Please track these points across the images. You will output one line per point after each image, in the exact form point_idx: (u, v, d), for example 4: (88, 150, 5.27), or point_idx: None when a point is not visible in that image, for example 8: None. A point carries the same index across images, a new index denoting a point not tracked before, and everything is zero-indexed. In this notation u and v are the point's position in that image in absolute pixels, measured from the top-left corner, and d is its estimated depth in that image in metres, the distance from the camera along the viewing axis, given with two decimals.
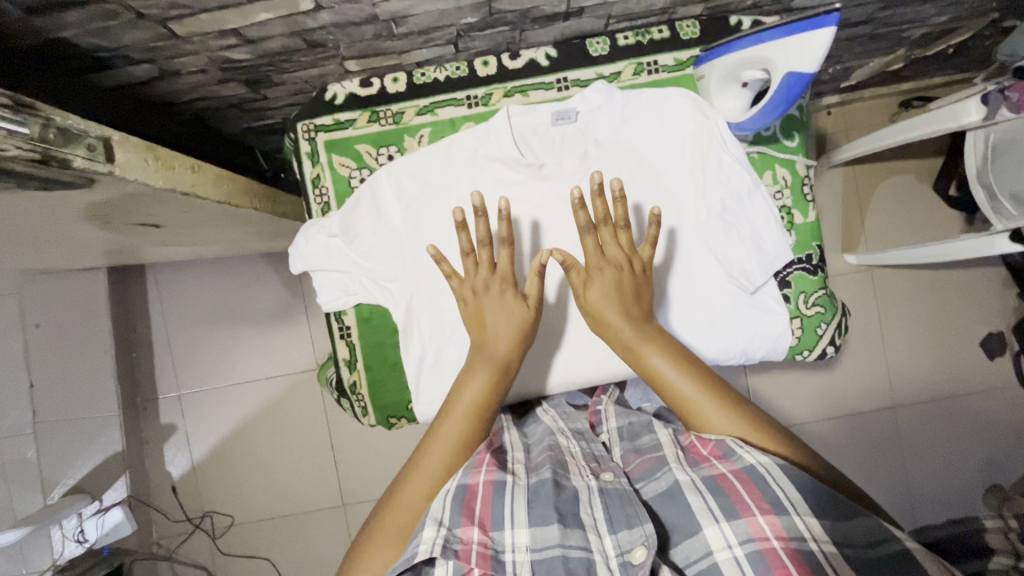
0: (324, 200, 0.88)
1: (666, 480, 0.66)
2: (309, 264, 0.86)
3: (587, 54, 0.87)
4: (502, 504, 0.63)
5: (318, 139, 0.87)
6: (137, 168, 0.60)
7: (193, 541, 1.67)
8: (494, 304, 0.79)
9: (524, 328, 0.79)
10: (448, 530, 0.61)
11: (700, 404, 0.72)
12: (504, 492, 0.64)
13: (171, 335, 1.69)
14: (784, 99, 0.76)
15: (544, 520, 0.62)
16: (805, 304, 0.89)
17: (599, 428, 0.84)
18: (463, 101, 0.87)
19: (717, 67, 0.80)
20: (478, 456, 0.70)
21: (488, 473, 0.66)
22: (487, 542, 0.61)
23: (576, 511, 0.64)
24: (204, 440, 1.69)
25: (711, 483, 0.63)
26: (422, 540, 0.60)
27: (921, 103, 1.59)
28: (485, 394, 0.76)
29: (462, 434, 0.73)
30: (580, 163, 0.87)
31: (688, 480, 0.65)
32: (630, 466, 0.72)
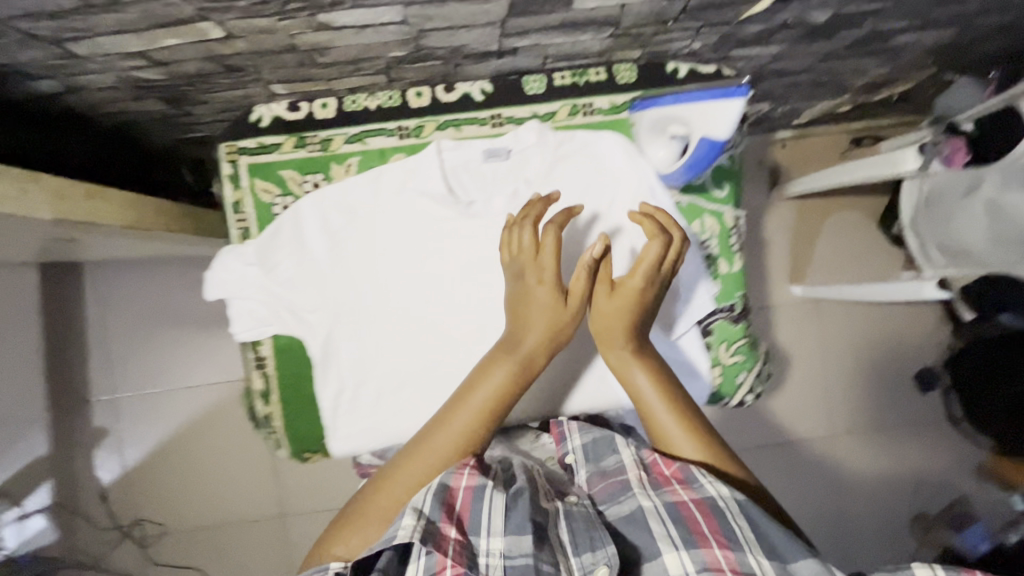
0: (244, 224, 0.85)
1: (630, 505, 0.65)
2: (224, 291, 0.83)
3: (523, 92, 0.86)
4: (479, 510, 0.62)
5: (241, 162, 0.84)
6: (9, 202, 0.56)
7: (122, 550, 1.61)
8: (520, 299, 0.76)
9: (561, 322, 0.75)
10: (426, 522, 0.60)
11: (670, 430, 0.71)
12: (482, 499, 0.63)
13: (108, 336, 1.62)
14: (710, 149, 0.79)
15: (519, 528, 0.61)
16: (726, 352, 0.90)
17: (563, 445, 0.79)
18: (394, 131, 0.85)
19: (647, 116, 0.82)
20: (461, 456, 0.69)
21: (468, 478, 0.65)
22: (462, 542, 0.60)
23: (546, 526, 0.63)
24: (139, 445, 1.63)
25: (673, 510, 0.62)
26: (400, 526, 0.59)
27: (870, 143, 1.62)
28: (507, 386, 0.72)
29: (472, 427, 0.69)
30: (511, 201, 0.86)
31: (651, 506, 0.63)
32: (595, 488, 0.69)
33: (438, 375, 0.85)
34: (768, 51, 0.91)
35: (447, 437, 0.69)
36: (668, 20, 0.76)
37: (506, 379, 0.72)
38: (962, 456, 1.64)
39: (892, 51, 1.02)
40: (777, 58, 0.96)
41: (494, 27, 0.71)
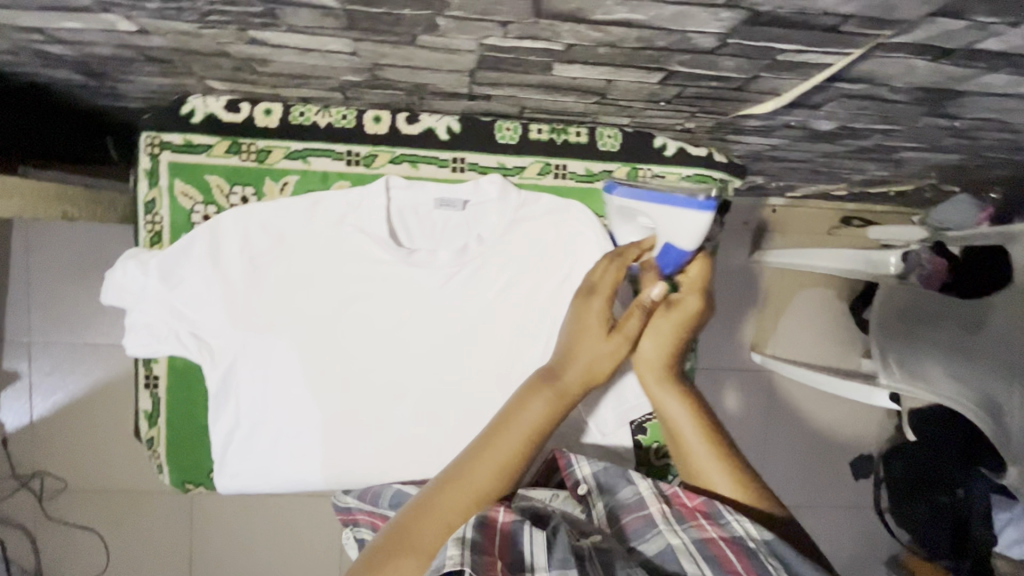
0: (155, 228, 0.76)
1: (658, 544, 0.61)
2: (121, 298, 0.74)
3: (494, 138, 0.78)
4: (518, 544, 0.56)
5: (163, 158, 0.75)
6: None
7: (17, 499, 1.54)
8: (575, 319, 0.69)
9: (613, 355, 0.68)
10: (470, 551, 0.53)
11: (709, 468, 0.67)
12: (522, 532, 0.57)
13: (30, 278, 1.50)
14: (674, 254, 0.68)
15: (562, 563, 0.53)
16: (656, 453, 0.86)
17: (570, 475, 0.73)
18: (342, 155, 0.76)
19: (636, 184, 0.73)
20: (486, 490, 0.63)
21: (507, 512, 0.59)
22: (511, 575, 0.53)
23: (592, 553, 0.56)
24: (49, 396, 1.53)
25: (702, 548, 0.59)
26: (448, 556, 0.52)
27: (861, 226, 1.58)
28: (548, 416, 0.65)
29: (513, 456, 0.63)
30: (458, 256, 0.78)
31: (680, 543, 0.60)
32: (624, 522, 0.66)
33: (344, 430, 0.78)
34: (766, 141, 0.84)
35: (488, 464, 0.62)
36: (662, 100, 0.68)
37: (547, 410, 0.65)
38: (880, 549, 1.65)
39: (895, 161, 0.95)
40: (775, 149, 0.88)
41: (462, 74, 0.63)
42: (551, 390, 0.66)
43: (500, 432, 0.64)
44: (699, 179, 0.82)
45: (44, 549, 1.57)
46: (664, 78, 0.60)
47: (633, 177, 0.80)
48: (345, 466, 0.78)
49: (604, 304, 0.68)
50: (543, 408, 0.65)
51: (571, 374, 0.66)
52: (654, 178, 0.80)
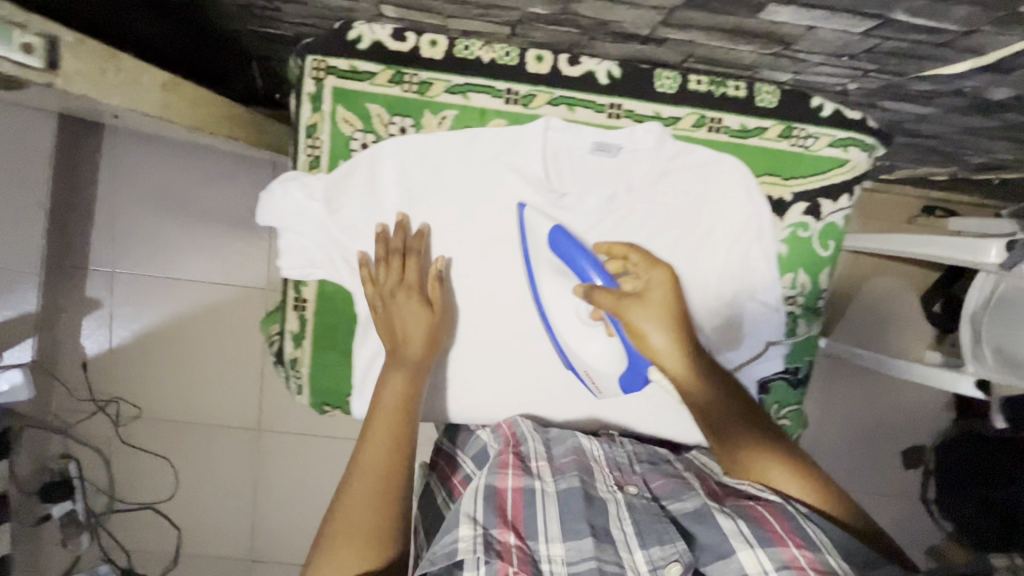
0: (315, 153, 0.76)
1: (695, 502, 0.61)
2: (279, 220, 0.77)
3: (653, 87, 0.77)
4: (532, 511, 0.60)
5: (327, 83, 0.75)
6: (88, 82, 0.49)
7: (93, 423, 1.52)
8: (390, 316, 0.75)
9: (428, 330, 0.75)
10: (483, 531, 0.58)
11: (778, 475, 0.65)
12: (529, 496, 0.61)
13: (117, 206, 1.47)
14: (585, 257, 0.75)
15: (577, 532, 0.58)
16: (776, 413, 0.87)
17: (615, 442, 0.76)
18: (501, 93, 0.76)
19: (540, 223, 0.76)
20: (500, 456, 0.67)
21: (513, 480, 0.63)
22: (523, 548, 0.57)
23: (604, 523, 0.59)
24: (128, 326, 1.50)
25: (743, 513, 0.58)
26: (457, 538, 0.57)
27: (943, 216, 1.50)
28: (399, 395, 0.71)
29: (382, 446, 0.66)
30: (607, 203, 0.79)
31: (718, 506, 0.60)
32: (653, 483, 0.67)
33: (480, 364, 0.81)
34: (916, 111, 0.82)
35: (365, 462, 0.65)
36: (845, 56, 0.67)
37: (399, 390, 0.71)
38: None
39: None
40: (920, 120, 0.86)
41: (658, 13, 0.62)
42: (400, 362, 0.74)
43: (371, 431, 0.68)
44: (852, 144, 0.80)
45: (115, 474, 1.53)
46: (873, 28, 0.59)
47: (787, 136, 0.79)
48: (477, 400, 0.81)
49: (407, 284, 0.76)
50: (400, 376, 0.72)
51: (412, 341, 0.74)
52: (807, 139, 0.79)
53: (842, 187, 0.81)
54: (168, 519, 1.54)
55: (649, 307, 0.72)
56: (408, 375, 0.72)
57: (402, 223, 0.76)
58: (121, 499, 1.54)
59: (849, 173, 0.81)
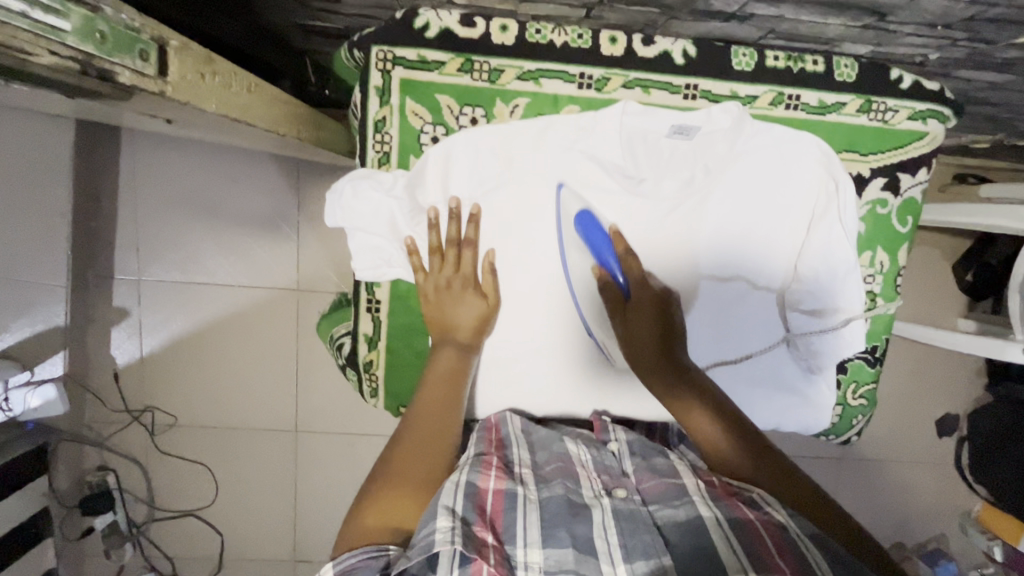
0: (384, 148, 0.75)
1: (687, 511, 0.57)
2: (348, 222, 0.75)
3: (730, 65, 0.74)
4: (513, 516, 0.56)
5: (394, 75, 0.72)
6: (191, 89, 0.44)
7: (128, 434, 1.49)
8: (438, 304, 0.75)
9: (478, 319, 0.76)
10: (462, 523, 0.52)
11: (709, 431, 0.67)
12: (513, 502, 0.57)
13: (139, 212, 1.42)
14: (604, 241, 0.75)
15: (558, 539, 0.53)
16: (852, 394, 0.86)
17: (604, 435, 0.75)
18: (575, 77, 0.74)
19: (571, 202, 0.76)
20: (486, 460, 0.63)
21: (496, 483, 0.59)
22: (498, 550, 0.52)
23: (587, 532, 0.55)
24: (158, 335, 1.46)
25: (733, 521, 0.54)
26: (435, 529, 0.50)
27: (975, 182, 1.43)
28: (450, 381, 0.72)
29: (437, 435, 0.66)
30: (683, 188, 0.77)
31: (711, 516, 0.55)
32: (643, 486, 0.63)
33: (557, 356, 0.81)
34: (993, 79, 0.80)
35: (411, 453, 0.63)
36: (940, 25, 0.65)
37: (450, 369, 0.72)
38: None
39: None
40: (993, 88, 0.84)
41: None
42: (449, 336, 0.75)
43: (419, 409, 0.69)
44: (931, 115, 0.78)
45: (155, 482, 1.50)
46: None
47: (865, 110, 0.77)
48: (557, 392, 0.81)
49: (454, 274, 0.76)
50: (451, 354, 0.74)
51: (464, 325, 0.75)
52: (886, 112, 0.77)
53: (922, 160, 0.80)
54: (210, 525, 1.50)
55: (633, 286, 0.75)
56: (456, 354, 0.74)
57: (436, 215, 0.75)
58: (162, 507, 1.50)
59: (927, 146, 0.79)
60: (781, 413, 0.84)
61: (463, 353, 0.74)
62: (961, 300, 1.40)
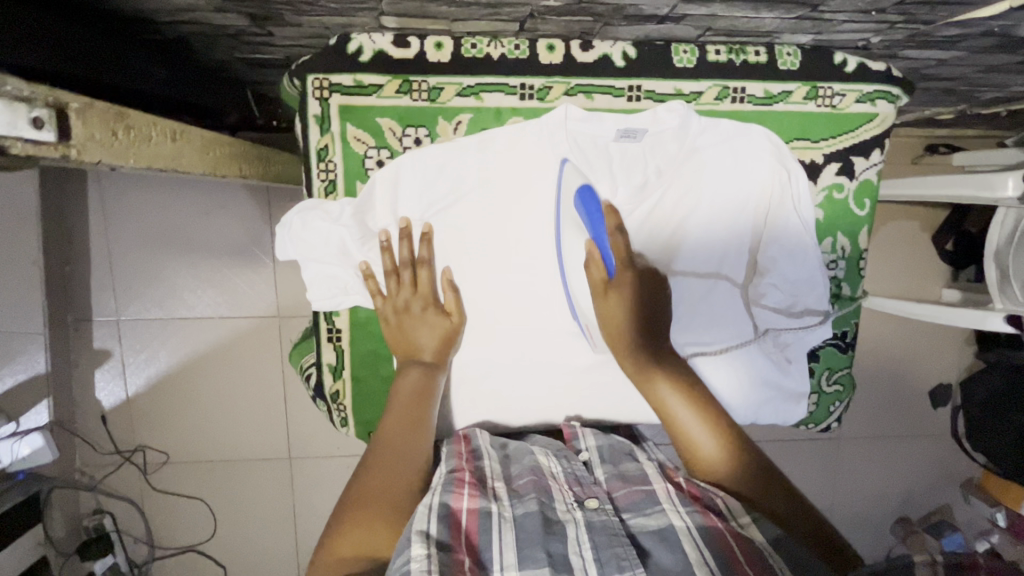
0: (329, 177, 0.74)
1: (658, 520, 0.57)
2: (301, 252, 0.75)
3: (671, 63, 0.74)
4: (488, 538, 0.54)
5: (333, 102, 0.71)
6: (100, 148, 0.44)
7: (122, 474, 1.48)
8: (400, 324, 0.76)
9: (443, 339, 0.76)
10: (438, 550, 0.51)
11: (682, 416, 0.70)
12: (489, 527, 0.55)
13: (112, 252, 1.41)
14: (601, 228, 0.75)
15: (534, 559, 0.52)
16: (827, 381, 0.86)
17: (575, 443, 0.75)
18: (516, 90, 0.73)
19: (571, 179, 0.75)
20: (457, 476, 0.62)
21: (472, 505, 0.57)
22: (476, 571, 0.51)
23: (562, 550, 0.53)
24: (142, 373, 1.45)
25: (706, 536, 0.54)
26: (410, 558, 0.49)
27: (947, 151, 1.43)
28: (418, 403, 0.71)
29: (404, 453, 0.65)
30: (637, 191, 0.77)
31: (683, 527, 0.55)
32: (617, 495, 0.63)
33: (525, 369, 0.80)
34: (940, 54, 0.79)
35: (378, 471, 0.63)
36: (874, 10, 0.64)
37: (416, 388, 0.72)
38: None
39: None
40: (942, 63, 0.83)
41: None
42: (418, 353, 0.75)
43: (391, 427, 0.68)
44: (880, 97, 0.78)
45: (151, 522, 1.49)
46: None
47: (812, 97, 0.76)
48: (528, 406, 0.81)
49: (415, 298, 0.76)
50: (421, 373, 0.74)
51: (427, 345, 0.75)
52: (833, 97, 0.77)
53: (875, 142, 0.79)
54: (211, 558, 1.49)
55: (622, 292, 0.74)
56: (424, 372, 0.74)
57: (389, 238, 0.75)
58: (161, 545, 1.49)
59: (878, 127, 0.79)
60: (756, 409, 0.82)
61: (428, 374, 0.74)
62: (945, 271, 1.39)
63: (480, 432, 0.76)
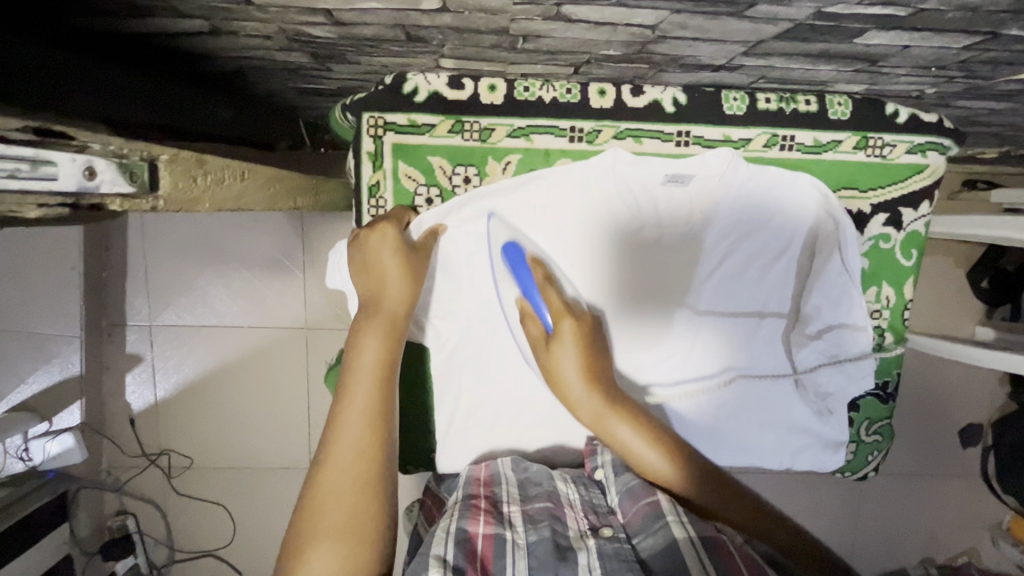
0: (379, 212, 0.76)
1: (665, 535, 0.56)
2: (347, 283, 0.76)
3: (721, 110, 0.74)
4: (504, 561, 0.52)
5: (386, 139, 0.73)
6: (184, 195, 0.45)
7: (146, 476, 1.50)
8: (365, 273, 0.69)
9: (398, 322, 0.67)
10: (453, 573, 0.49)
11: (625, 438, 0.67)
12: (504, 548, 0.54)
13: (148, 259, 1.44)
14: (530, 281, 0.72)
15: None
16: (866, 431, 0.84)
17: (592, 460, 0.73)
18: (565, 132, 0.74)
19: (498, 233, 0.75)
20: (473, 503, 0.61)
21: (485, 525, 0.56)
22: None
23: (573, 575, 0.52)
24: (171, 378, 1.48)
25: (710, 546, 0.53)
26: None
27: (986, 190, 1.40)
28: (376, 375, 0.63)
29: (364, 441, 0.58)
30: (681, 236, 0.77)
31: (686, 538, 0.54)
32: (628, 515, 0.61)
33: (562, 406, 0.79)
34: (996, 105, 0.78)
35: (333, 476, 0.55)
36: (934, 66, 0.63)
37: (379, 344, 0.64)
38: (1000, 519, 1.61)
39: None
40: (995, 112, 0.82)
41: (742, 45, 0.58)
42: (377, 323, 0.66)
43: (341, 421, 0.59)
44: (931, 148, 0.77)
45: (173, 525, 1.51)
46: (976, 43, 0.55)
47: (862, 146, 0.76)
48: (562, 441, 0.80)
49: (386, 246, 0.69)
50: (379, 342, 0.65)
51: (391, 298, 0.67)
52: (884, 147, 0.76)
53: (924, 192, 0.78)
54: (229, 564, 1.51)
55: (565, 342, 0.71)
56: (388, 331, 0.66)
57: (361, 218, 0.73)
58: (180, 548, 1.51)
59: (929, 177, 0.78)
60: (800, 460, 0.80)
61: (392, 328, 0.66)
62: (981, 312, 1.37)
63: (502, 458, 0.75)
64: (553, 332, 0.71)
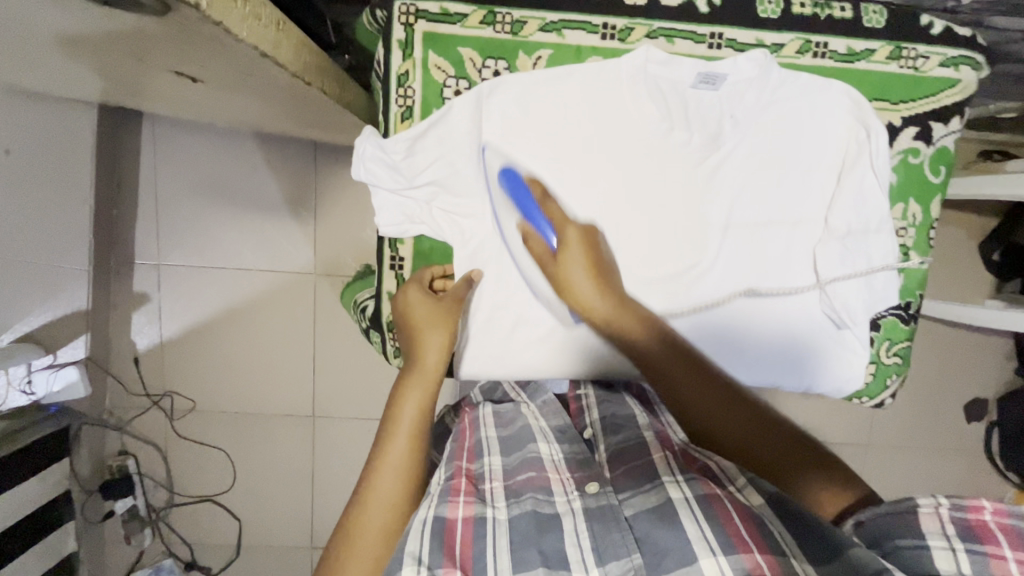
0: (407, 103, 0.75)
1: (657, 496, 0.52)
2: (370, 176, 0.74)
3: (755, 13, 0.73)
4: (485, 544, 0.49)
5: (417, 28, 0.72)
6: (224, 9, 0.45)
7: (148, 418, 1.49)
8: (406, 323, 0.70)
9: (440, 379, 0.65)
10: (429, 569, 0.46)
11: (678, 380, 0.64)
12: (486, 528, 0.51)
13: (159, 197, 1.43)
14: (530, 200, 0.71)
15: (527, 563, 0.47)
16: (885, 352, 0.84)
17: (580, 420, 0.73)
18: (598, 29, 0.73)
19: (495, 159, 0.74)
20: (451, 480, 0.56)
21: (466, 507, 0.52)
22: None
23: (558, 545, 0.49)
24: (177, 318, 1.46)
25: (705, 506, 0.49)
26: None
27: None
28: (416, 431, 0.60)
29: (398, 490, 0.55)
30: (711, 139, 0.76)
31: (681, 498, 0.51)
32: (616, 475, 0.58)
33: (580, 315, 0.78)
34: None
35: (361, 527, 0.53)
36: None
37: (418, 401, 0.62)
38: None
39: None
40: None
41: None
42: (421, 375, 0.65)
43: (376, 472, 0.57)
44: (964, 63, 0.76)
45: (173, 469, 1.50)
46: None
47: (895, 58, 0.75)
48: (579, 353, 0.79)
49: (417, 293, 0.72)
50: (422, 395, 0.63)
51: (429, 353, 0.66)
52: (917, 59, 0.75)
53: (955, 109, 0.77)
54: (229, 510, 1.50)
55: (574, 251, 0.69)
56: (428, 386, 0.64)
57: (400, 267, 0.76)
58: (181, 493, 1.50)
59: (961, 94, 0.77)
60: (821, 377, 0.80)
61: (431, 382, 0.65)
62: None
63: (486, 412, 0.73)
64: (558, 246, 0.69)
